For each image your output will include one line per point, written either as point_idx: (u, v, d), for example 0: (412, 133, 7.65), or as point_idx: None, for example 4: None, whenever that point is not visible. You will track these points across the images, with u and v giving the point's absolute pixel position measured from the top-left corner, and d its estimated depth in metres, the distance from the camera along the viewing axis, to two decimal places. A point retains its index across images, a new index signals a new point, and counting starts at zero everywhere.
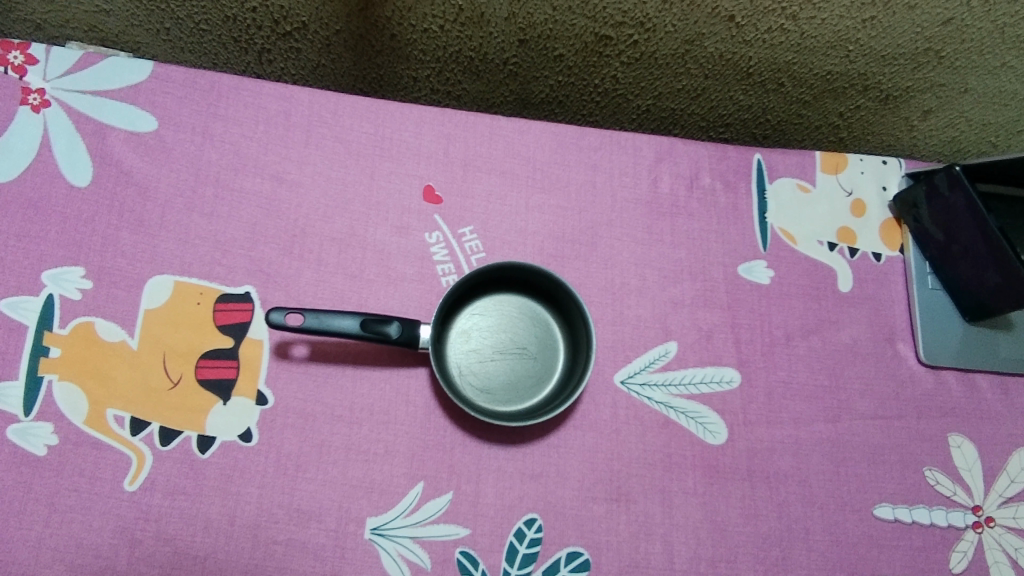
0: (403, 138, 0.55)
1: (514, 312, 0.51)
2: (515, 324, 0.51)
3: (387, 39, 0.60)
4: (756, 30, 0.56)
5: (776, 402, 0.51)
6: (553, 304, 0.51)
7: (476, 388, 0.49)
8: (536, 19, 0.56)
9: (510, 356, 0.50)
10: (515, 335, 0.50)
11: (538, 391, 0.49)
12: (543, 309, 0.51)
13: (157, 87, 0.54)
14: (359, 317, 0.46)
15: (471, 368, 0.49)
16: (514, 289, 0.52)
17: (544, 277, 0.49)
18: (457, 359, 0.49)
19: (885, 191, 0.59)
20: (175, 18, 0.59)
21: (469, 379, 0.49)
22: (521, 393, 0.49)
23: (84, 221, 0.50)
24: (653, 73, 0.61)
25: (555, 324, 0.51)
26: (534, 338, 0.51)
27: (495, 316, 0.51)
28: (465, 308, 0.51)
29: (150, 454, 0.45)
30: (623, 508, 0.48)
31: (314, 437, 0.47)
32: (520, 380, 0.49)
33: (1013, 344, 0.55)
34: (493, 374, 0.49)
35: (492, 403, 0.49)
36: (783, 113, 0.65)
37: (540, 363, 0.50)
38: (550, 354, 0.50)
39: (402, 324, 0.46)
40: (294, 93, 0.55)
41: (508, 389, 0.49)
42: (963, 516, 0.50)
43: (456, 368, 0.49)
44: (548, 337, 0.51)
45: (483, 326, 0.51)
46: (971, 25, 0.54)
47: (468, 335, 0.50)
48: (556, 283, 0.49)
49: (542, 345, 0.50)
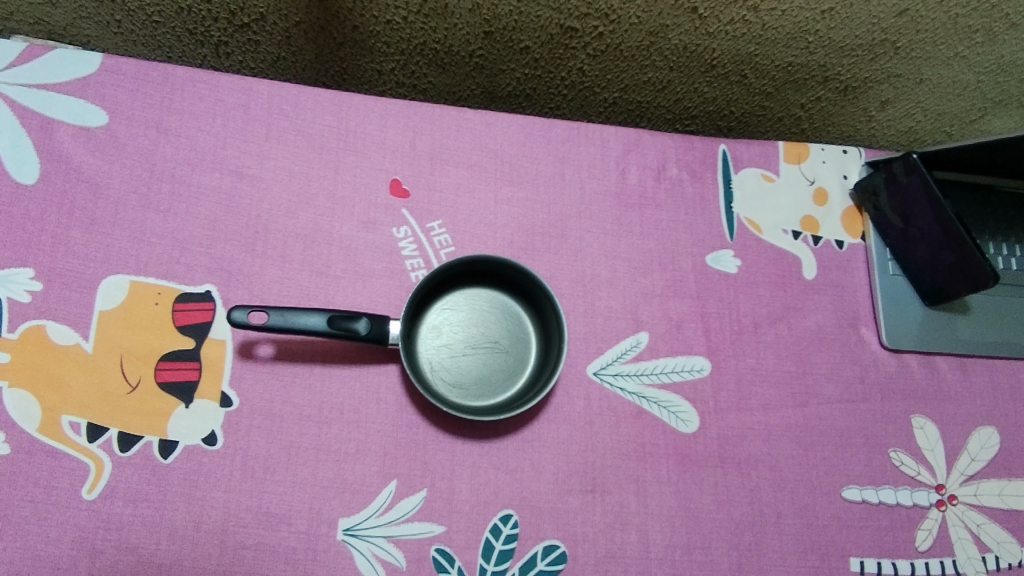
0: (368, 131, 0.54)
1: (485, 306, 0.51)
2: (486, 319, 0.50)
3: (349, 30, 0.58)
4: (719, 21, 0.56)
5: (745, 389, 0.52)
6: (525, 298, 0.51)
7: (448, 384, 0.48)
8: (500, 11, 0.56)
9: (482, 351, 0.49)
10: (487, 330, 0.50)
11: (511, 384, 0.49)
12: (514, 303, 0.51)
13: (107, 80, 0.51)
14: (326, 314, 0.45)
15: (443, 363, 0.49)
16: (485, 283, 0.51)
17: (515, 270, 0.49)
18: (428, 355, 0.49)
19: (847, 179, 0.60)
20: (126, 9, 0.57)
21: (441, 374, 0.48)
22: (493, 387, 0.49)
23: (32, 220, 0.48)
24: (619, 65, 0.61)
25: (527, 317, 0.51)
26: (505, 331, 0.50)
27: (467, 310, 0.50)
28: (435, 303, 0.50)
29: (109, 460, 0.44)
30: (598, 499, 0.48)
31: (282, 438, 0.46)
32: (492, 375, 0.49)
33: (971, 327, 0.56)
34: (465, 369, 0.49)
35: (464, 397, 0.48)
36: (747, 105, 0.66)
37: (512, 357, 0.50)
38: (523, 347, 0.50)
39: (371, 319, 0.45)
40: (252, 85, 0.53)
41: (480, 383, 0.49)
42: (927, 495, 0.51)
43: (427, 364, 0.48)
44: (520, 331, 0.50)
45: (455, 320, 0.50)
46: (925, 16, 0.55)
47: (439, 330, 0.50)
48: (527, 276, 0.48)
49: (514, 339, 0.50)
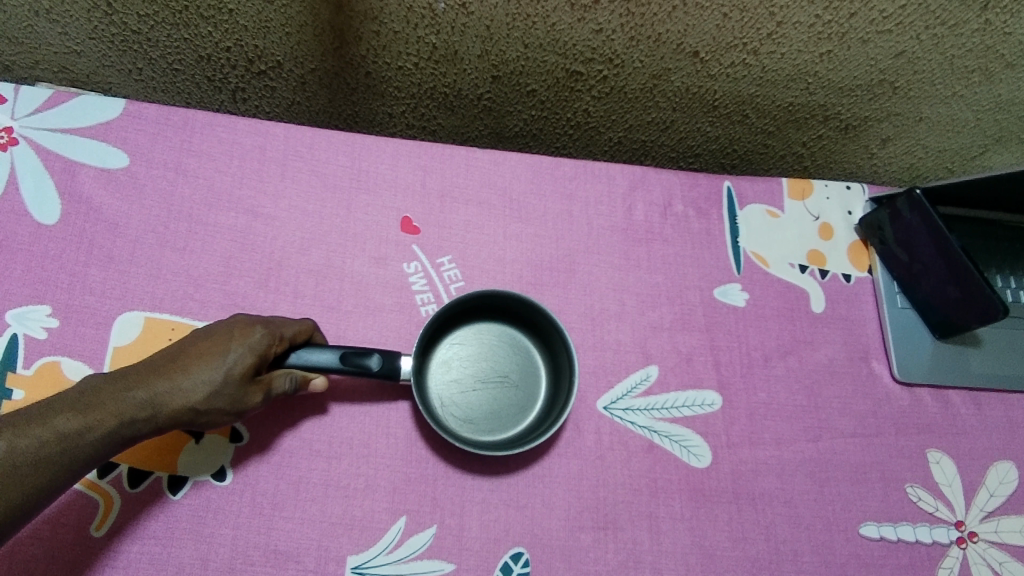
0: (379, 170, 0.55)
1: (494, 341, 0.51)
2: (495, 353, 0.50)
3: (362, 76, 0.61)
4: (720, 65, 0.58)
5: (757, 423, 0.52)
6: (534, 331, 0.51)
7: (457, 420, 0.48)
8: (508, 57, 0.58)
9: (491, 384, 0.50)
10: (495, 363, 0.50)
11: (521, 419, 0.49)
12: (524, 335, 0.51)
13: (129, 124, 0.53)
14: (339, 351, 0.44)
15: (453, 399, 0.49)
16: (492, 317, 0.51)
17: (524, 304, 0.49)
18: (437, 390, 0.49)
19: (851, 215, 0.60)
20: (148, 58, 0.60)
21: (451, 410, 0.48)
22: (503, 422, 0.49)
23: (51, 259, 0.49)
24: (623, 107, 0.63)
25: (537, 350, 0.51)
26: (514, 364, 0.50)
27: (476, 345, 0.51)
28: (443, 337, 0.50)
29: (118, 497, 0.43)
30: (611, 536, 0.47)
31: (292, 474, 0.45)
32: (503, 409, 0.49)
33: (984, 360, 0.56)
34: (474, 404, 0.49)
35: (474, 433, 0.48)
36: (749, 144, 0.67)
37: (522, 391, 0.50)
38: (533, 381, 0.50)
39: (383, 356, 0.45)
40: (268, 128, 0.55)
41: (490, 418, 0.49)
42: (946, 532, 0.50)
43: (437, 399, 0.48)
44: (530, 365, 0.51)
45: (463, 354, 0.50)
46: (922, 58, 0.57)
47: (448, 365, 0.50)
48: (536, 310, 0.49)
49: (524, 373, 0.50)
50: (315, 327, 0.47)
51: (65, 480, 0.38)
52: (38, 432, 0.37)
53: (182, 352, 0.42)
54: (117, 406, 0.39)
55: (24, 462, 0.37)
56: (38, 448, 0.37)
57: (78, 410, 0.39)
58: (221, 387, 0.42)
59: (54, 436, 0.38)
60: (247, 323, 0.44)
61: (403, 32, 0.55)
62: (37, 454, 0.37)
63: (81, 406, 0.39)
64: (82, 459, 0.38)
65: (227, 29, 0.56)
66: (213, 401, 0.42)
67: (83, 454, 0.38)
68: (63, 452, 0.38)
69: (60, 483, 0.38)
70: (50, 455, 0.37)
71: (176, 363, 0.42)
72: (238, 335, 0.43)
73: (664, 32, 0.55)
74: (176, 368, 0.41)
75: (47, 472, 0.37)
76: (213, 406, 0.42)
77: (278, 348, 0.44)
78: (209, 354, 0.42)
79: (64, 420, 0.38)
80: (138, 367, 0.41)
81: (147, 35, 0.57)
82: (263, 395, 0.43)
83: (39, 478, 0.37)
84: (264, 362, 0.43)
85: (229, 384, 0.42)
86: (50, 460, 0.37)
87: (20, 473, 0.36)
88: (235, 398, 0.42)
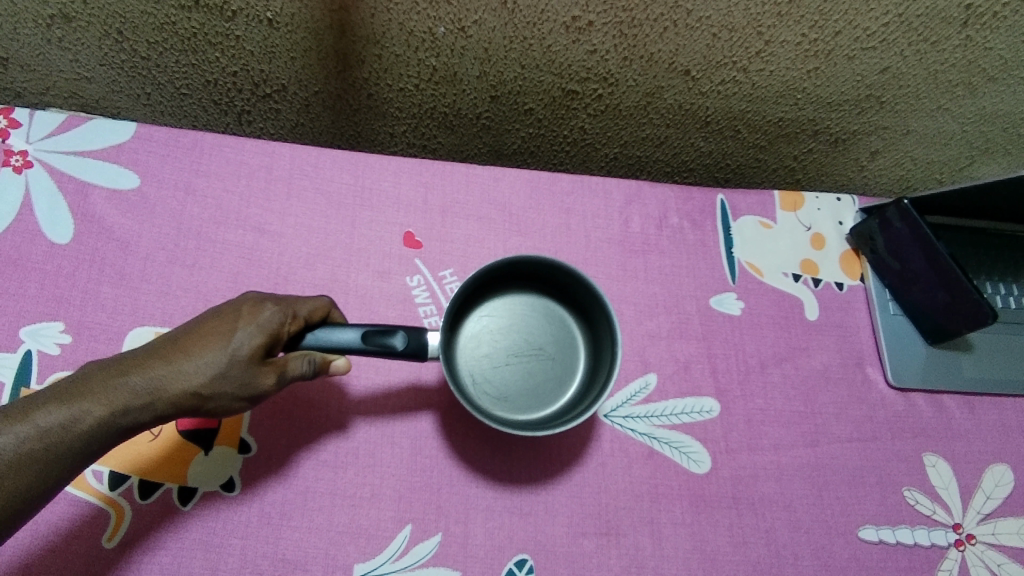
0: (382, 188, 0.57)
1: (522, 312, 0.52)
2: (523, 325, 0.52)
3: (364, 98, 0.63)
4: (711, 82, 0.60)
5: (755, 429, 0.53)
6: (570, 301, 0.52)
7: (492, 396, 0.49)
8: (506, 77, 0.60)
9: (526, 358, 0.51)
10: (529, 336, 0.52)
11: (554, 391, 0.50)
12: (558, 305, 0.52)
13: (140, 147, 0.55)
14: (361, 330, 0.44)
15: (485, 375, 0.50)
16: (523, 288, 0.52)
17: (553, 274, 0.50)
18: (469, 366, 0.50)
19: (842, 225, 0.62)
20: (156, 83, 0.62)
21: (485, 384, 0.49)
22: (537, 395, 0.50)
23: (65, 277, 0.50)
24: (618, 124, 0.65)
25: (574, 320, 0.52)
26: (548, 336, 0.52)
27: (503, 318, 0.52)
28: (472, 311, 0.51)
29: (129, 508, 0.44)
30: (613, 542, 0.48)
31: (299, 483, 0.46)
32: (535, 382, 0.50)
33: (975, 364, 0.57)
34: (507, 379, 0.50)
35: (509, 411, 0.49)
36: (742, 158, 0.69)
37: (553, 363, 0.51)
38: (561, 352, 0.51)
39: (407, 333, 0.45)
40: (274, 148, 0.57)
41: (524, 393, 0.50)
42: (945, 535, 0.51)
43: (470, 375, 0.49)
44: (562, 337, 0.52)
45: (495, 328, 0.51)
46: (906, 73, 0.59)
47: (478, 339, 0.51)
48: (566, 278, 0.50)
49: (559, 344, 0.51)
50: (331, 304, 0.47)
51: (55, 476, 0.37)
52: (21, 427, 0.37)
53: (184, 336, 0.42)
54: (109, 393, 0.39)
55: (8, 458, 0.36)
56: (21, 443, 0.36)
57: (70, 400, 0.38)
58: (227, 369, 0.41)
59: (36, 430, 0.37)
60: (255, 304, 0.43)
61: (404, 55, 0.57)
62: (21, 448, 0.36)
63: (74, 397, 0.38)
64: (72, 452, 0.38)
65: (234, 54, 0.58)
66: (220, 385, 0.41)
67: (75, 446, 0.38)
68: (51, 445, 0.37)
69: (50, 478, 0.37)
70: (43, 453, 0.37)
71: (179, 346, 0.41)
72: (244, 316, 0.42)
73: (656, 52, 0.57)
74: (177, 351, 0.41)
75: (34, 467, 0.36)
76: (219, 390, 0.41)
77: (287, 327, 0.43)
78: (212, 336, 0.41)
79: (47, 413, 0.37)
80: (137, 353, 0.41)
81: (156, 61, 0.59)
82: (275, 377, 0.42)
83: (27, 474, 0.36)
84: (274, 343, 0.43)
85: (236, 366, 0.41)
86: (37, 454, 0.37)
87: (8, 470, 0.36)
88: (240, 378, 0.41)
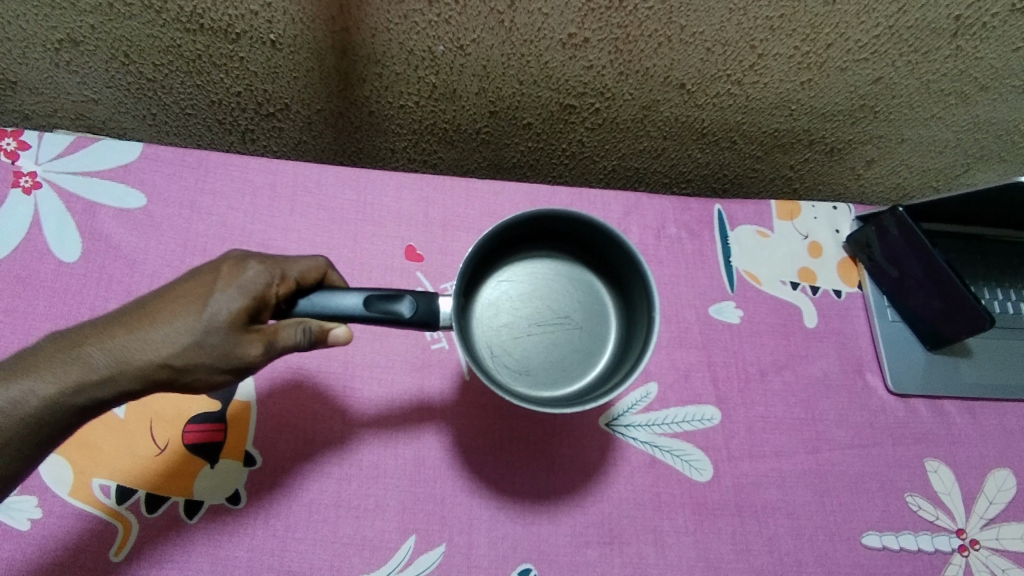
0: (384, 203, 0.58)
1: (544, 278, 0.50)
2: (545, 292, 0.50)
3: (365, 115, 0.64)
4: (706, 95, 0.61)
5: (757, 437, 0.53)
6: (597, 267, 0.51)
7: (514, 365, 0.48)
8: (504, 93, 0.61)
9: (549, 329, 0.50)
10: (553, 305, 0.50)
11: (580, 361, 0.49)
12: (584, 273, 0.51)
13: (147, 166, 0.56)
14: (363, 295, 0.41)
15: (506, 344, 0.48)
16: (545, 254, 0.51)
17: (578, 236, 0.49)
18: (489, 335, 0.48)
19: (839, 233, 0.62)
20: (162, 104, 0.63)
21: (506, 355, 0.48)
22: (561, 366, 0.49)
23: (73, 295, 0.51)
24: (616, 137, 0.66)
25: (600, 289, 0.51)
26: (573, 306, 0.50)
27: (524, 284, 0.50)
28: (491, 278, 0.50)
29: (136, 522, 0.45)
30: (617, 551, 0.48)
31: (304, 496, 0.47)
32: (557, 352, 0.49)
33: (974, 370, 0.58)
34: (529, 349, 0.49)
35: (532, 383, 0.47)
36: (739, 168, 0.70)
37: (578, 332, 0.50)
38: (588, 320, 0.50)
39: (415, 299, 0.42)
40: (278, 166, 0.58)
41: (546, 364, 0.48)
42: (948, 540, 0.51)
43: (491, 344, 0.48)
44: (587, 304, 0.50)
45: (516, 297, 0.50)
46: (899, 83, 0.60)
47: (497, 307, 0.49)
48: (592, 240, 0.48)
49: (585, 314, 0.50)
50: (329, 266, 0.44)
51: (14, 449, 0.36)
52: None
53: (154, 301, 0.40)
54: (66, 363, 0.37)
55: None
56: None
57: (31, 370, 0.37)
58: (199, 334, 0.38)
59: None
60: (235, 264, 0.41)
61: (404, 73, 0.59)
62: None
63: (42, 368, 0.37)
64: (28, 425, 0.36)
65: (238, 75, 0.60)
66: (194, 354, 0.38)
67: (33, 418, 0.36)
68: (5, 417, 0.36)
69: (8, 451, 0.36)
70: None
71: (148, 312, 0.39)
72: (218, 278, 0.40)
73: (651, 67, 0.58)
74: (151, 318, 0.39)
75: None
76: (194, 360, 0.38)
77: (273, 290, 0.40)
78: (178, 301, 0.39)
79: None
80: (102, 321, 0.39)
81: (161, 83, 0.61)
82: (263, 346, 0.39)
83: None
84: (259, 308, 0.40)
85: (212, 333, 0.38)
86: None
87: None
88: (212, 344, 0.38)
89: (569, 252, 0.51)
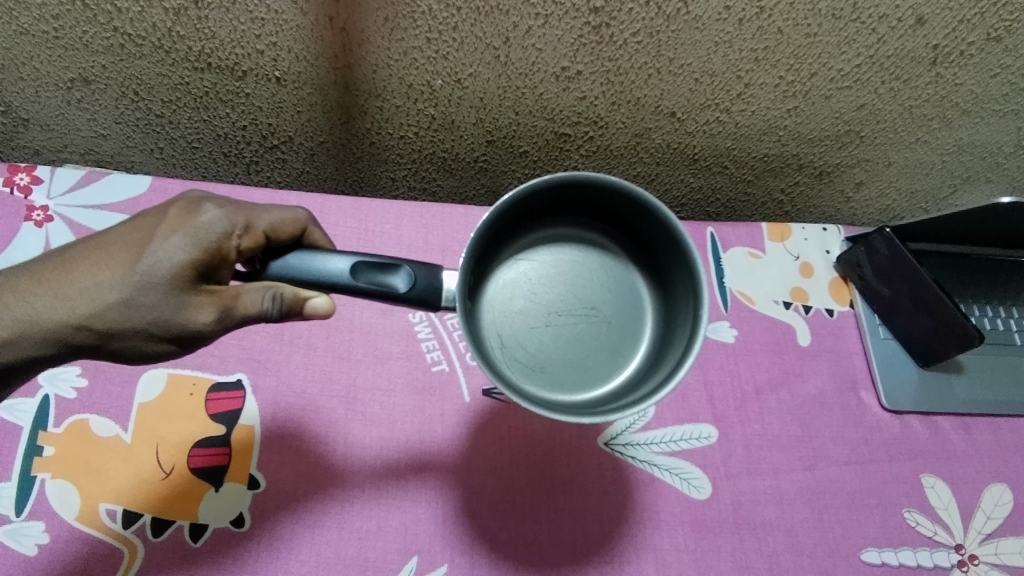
0: (385, 230, 0.60)
1: (568, 266, 0.51)
2: (567, 280, 0.51)
3: (367, 146, 0.66)
4: (697, 123, 0.63)
5: (754, 454, 0.54)
6: (631, 260, 0.51)
7: (530, 354, 0.49)
8: (501, 123, 0.63)
9: (574, 320, 0.50)
10: (580, 296, 0.51)
11: (600, 356, 0.50)
12: (614, 265, 0.52)
13: (155, 198, 0.58)
14: (353, 261, 0.41)
15: (523, 331, 0.49)
16: (576, 239, 0.52)
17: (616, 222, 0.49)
18: (507, 321, 0.49)
19: (829, 254, 0.64)
20: (169, 138, 0.65)
21: (524, 343, 0.49)
22: (580, 359, 0.50)
23: None
24: (610, 163, 0.68)
25: (628, 282, 0.52)
26: (599, 297, 0.51)
27: (545, 270, 0.51)
28: (512, 260, 0.51)
29: (142, 546, 0.45)
30: (617, 570, 0.48)
31: (307, 518, 0.47)
32: (577, 343, 0.50)
33: (967, 385, 0.58)
34: (546, 337, 0.50)
35: (547, 374, 0.49)
36: (731, 192, 0.72)
37: (603, 325, 0.51)
38: (616, 313, 0.51)
39: (414, 272, 0.41)
40: (282, 197, 0.60)
41: (562, 354, 0.49)
42: (947, 556, 0.51)
43: (506, 330, 0.49)
44: (614, 297, 0.51)
45: (536, 281, 0.51)
46: (882, 108, 0.62)
47: (514, 292, 0.50)
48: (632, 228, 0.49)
49: (613, 308, 0.51)
50: (309, 221, 0.46)
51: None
52: None
53: (84, 251, 0.39)
54: None
55: None
56: None
57: None
58: (133, 285, 0.38)
59: None
60: (187, 213, 0.41)
61: (404, 106, 0.61)
62: None
63: None
64: None
65: (243, 110, 0.62)
66: (122, 313, 0.38)
67: None
68: None
69: None
70: None
71: (74, 261, 0.39)
72: (159, 228, 0.40)
73: (643, 97, 0.60)
74: (77, 270, 0.38)
75: None
76: (128, 312, 0.38)
77: (231, 243, 0.40)
78: (112, 251, 0.39)
79: None
80: (27, 274, 0.39)
81: (169, 118, 0.63)
82: (217, 311, 0.39)
83: None
84: (215, 262, 0.40)
85: (148, 290, 0.38)
86: None
87: None
88: (146, 298, 0.38)
89: (600, 240, 0.51)
